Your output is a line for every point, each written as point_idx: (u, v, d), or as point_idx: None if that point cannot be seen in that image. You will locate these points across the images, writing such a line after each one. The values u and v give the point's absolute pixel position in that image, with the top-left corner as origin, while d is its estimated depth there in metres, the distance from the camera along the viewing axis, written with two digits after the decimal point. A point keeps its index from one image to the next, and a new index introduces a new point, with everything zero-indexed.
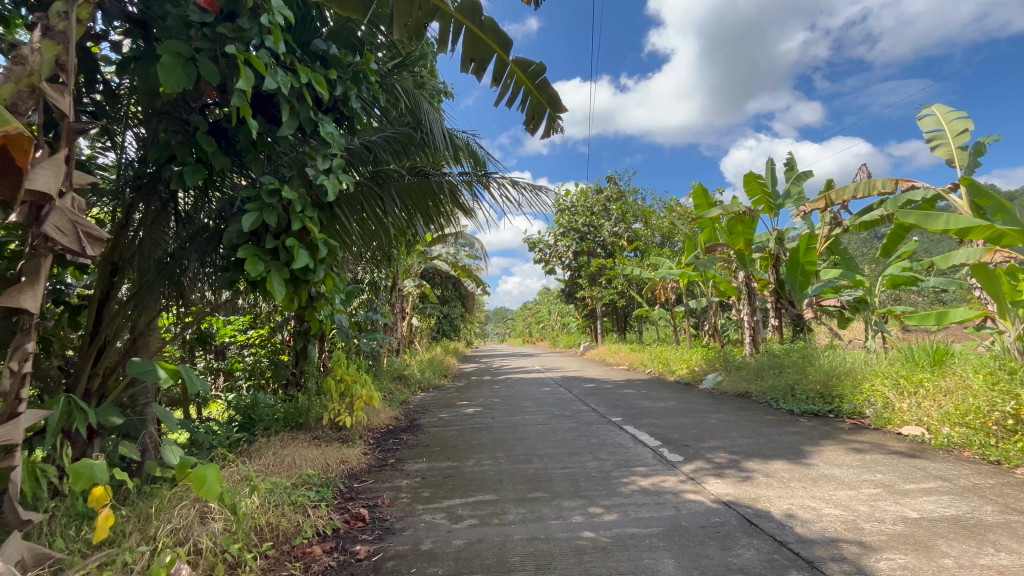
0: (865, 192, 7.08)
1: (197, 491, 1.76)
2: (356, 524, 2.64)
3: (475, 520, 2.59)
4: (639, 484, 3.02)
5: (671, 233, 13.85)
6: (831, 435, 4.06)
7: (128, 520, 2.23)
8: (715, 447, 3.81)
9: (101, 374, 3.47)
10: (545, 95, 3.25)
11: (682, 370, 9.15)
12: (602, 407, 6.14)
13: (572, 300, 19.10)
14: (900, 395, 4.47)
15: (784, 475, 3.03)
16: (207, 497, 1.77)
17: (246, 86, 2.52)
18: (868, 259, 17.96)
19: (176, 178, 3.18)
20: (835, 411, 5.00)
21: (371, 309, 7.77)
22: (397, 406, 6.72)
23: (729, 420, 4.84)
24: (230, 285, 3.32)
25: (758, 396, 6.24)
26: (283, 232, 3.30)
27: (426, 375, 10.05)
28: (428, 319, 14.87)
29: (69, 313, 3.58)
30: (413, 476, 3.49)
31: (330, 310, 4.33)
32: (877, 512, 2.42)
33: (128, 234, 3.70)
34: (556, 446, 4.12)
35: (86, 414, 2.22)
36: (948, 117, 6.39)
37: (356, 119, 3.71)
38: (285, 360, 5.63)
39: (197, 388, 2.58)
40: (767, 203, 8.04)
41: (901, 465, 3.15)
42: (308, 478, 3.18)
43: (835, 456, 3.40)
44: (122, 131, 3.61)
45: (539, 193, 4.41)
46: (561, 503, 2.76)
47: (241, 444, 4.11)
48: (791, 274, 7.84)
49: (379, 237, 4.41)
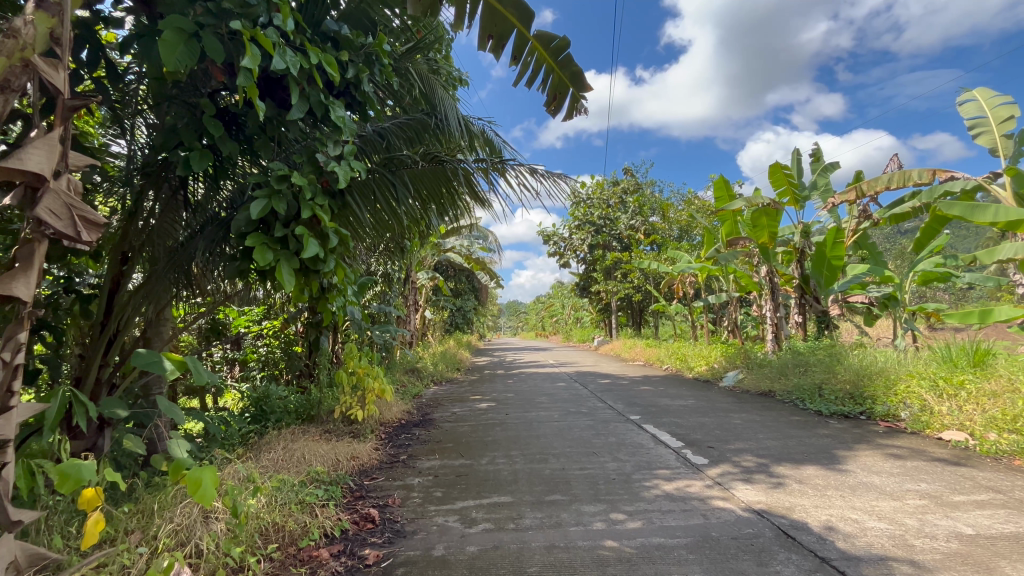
0: (900, 183, 6.75)
1: (192, 495, 1.64)
2: (365, 526, 2.52)
3: (489, 524, 2.45)
4: (662, 489, 2.86)
5: (690, 226, 13.57)
6: (865, 439, 3.83)
7: (131, 517, 2.16)
8: (742, 450, 3.62)
9: (112, 364, 3.43)
10: (568, 73, 3.06)
11: (701, 367, 8.92)
12: (619, 403, 5.98)
13: (586, 294, 18.86)
14: (939, 398, 4.22)
15: (819, 483, 2.84)
16: (202, 503, 1.65)
17: (252, 64, 2.38)
18: (896, 254, 17.31)
19: (182, 163, 3.06)
20: (867, 413, 4.76)
21: (385, 301, 7.71)
22: (409, 399, 6.64)
23: (753, 421, 4.64)
24: (239, 274, 3.22)
25: (783, 396, 6.00)
26: (293, 220, 3.16)
27: (438, 369, 9.97)
28: (441, 312, 14.81)
29: (80, 303, 3.55)
30: (426, 474, 3.36)
31: (342, 302, 4.22)
32: (927, 526, 2.23)
33: (138, 223, 3.66)
34: (572, 445, 3.97)
35: (89, 406, 2.09)
36: (991, 103, 6.01)
37: (368, 104, 3.56)
38: (299, 352, 5.56)
39: (204, 380, 2.47)
40: (793, 196, 7.73)
41: (947, 474, 2.93)
42: (317, 475, 3.07)
43: (873, 462, 3.19)
44: (132, 117, 3.55)
45: (560, 180, 4.21)
46: (580, 507, 2.61)
47: (252, 438, 4.02)
48: (816, 269, 7.52)
49: (393, 228, 4.28)
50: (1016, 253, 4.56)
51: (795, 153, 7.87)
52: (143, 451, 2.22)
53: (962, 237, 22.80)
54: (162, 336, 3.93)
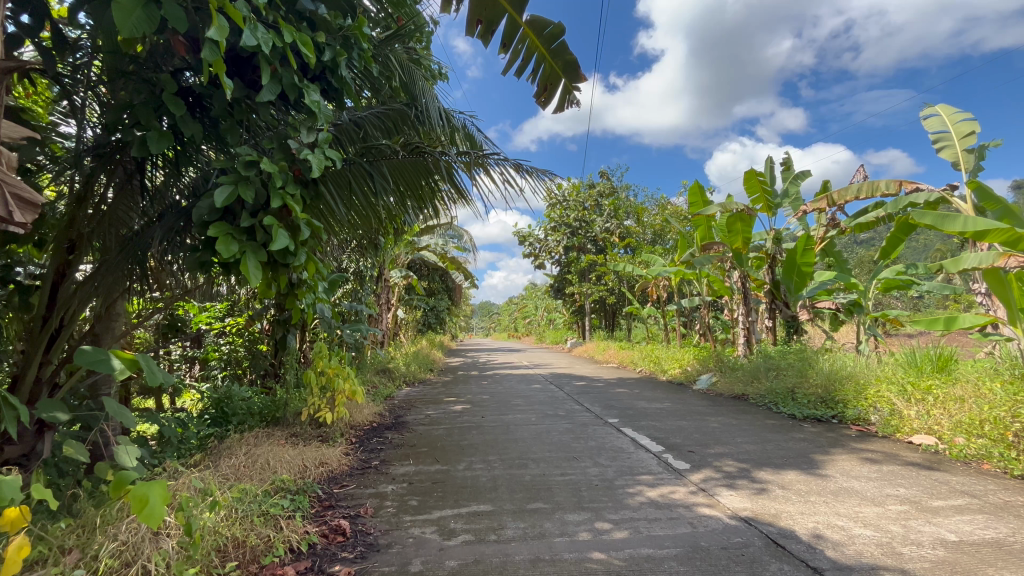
0: (868, 193, 6.95)
1: (136, 516, 1.43)
2: (335, 539, 2.34)
3: (469, 535, 2.32)
4: (647, 495, 2.78)
5: (664, 231, 13.71)
6: (840, 443, 3.88)
7: (70, 534, 1.97)
8: (722, 454, 3.59)
9: (54, 362, 3.15)
10: (560, 62, 3.01)
11: (674, 370, 8.97)
12: (596, 406, 5.92)
13: (560, 296, 18.86)
14: (907, 402, 4.32)
15: (802, 488, 2.83)
16: (148, 523, 1.44)
17: (220, 37, 2.15)
18: (858, 263, 18.03)
19: (137, 142, 2.80)
20: (838, 417, 4.85)
21: (356, 299, 7.44)
22: (381, 401, 6.42)
23: (729, 424, 4.67)
24: (200, 267, 2.98)
25: (756, 398, 6.07)
26: (261, 210, 2.94)
27: (411, 369, 9.70)
28: (414, 311, 14.49)
29: (19, 294, 3.29)
30: (400, 481, 3.19)
31: (313, 298, 4.00)
32: (912, 533, 2.22)
33: (88, 210, 3.39)
34: (552, 449, 3.87)
35: (21, 410, 1.86)
36: (953, 119, 6.27)
37: (346, 90, 3.38)
38: (263, 351, 5.27)
39: (159, 380, 2.26)
40: (766, 203, 7.88)
41: (922, 478, 2.97)
42: (282, 484, 2.86)
43: (850, 467, 3.21)
44: (84, 94, 3.26)
45: (545, 177, 4.11)
46: (564, 516, 2.51)
47: (211, 443, 3.75)
48: (787, 275, 7.66)
49: (369, 222, 4.08)
50: (981, 263, 4.68)
51: (769, 161, 8.02)
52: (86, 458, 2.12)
53: (915, 249, 24.03)
54: (112, 333, 3.65)
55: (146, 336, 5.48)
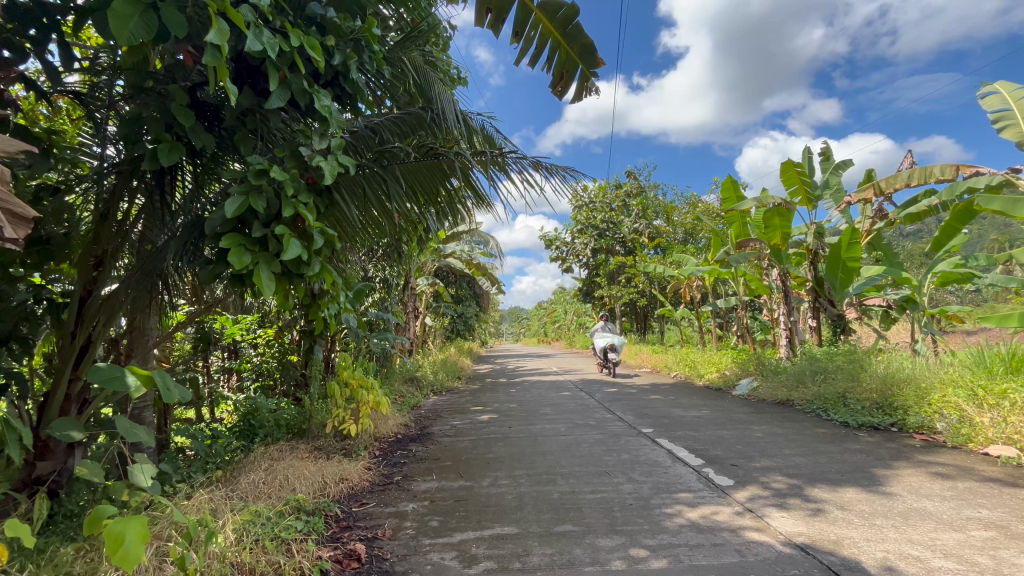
0: (920, 179, 6.43)
1: (111, 556, 1.34)
2: (350, 565, 2.20)
3: (491, 563, 2.14)
4: (687, 517, 2.53)
5: (694, 230, 13.21)
6: (904, 455, 3.50)
7: (76, 560, 1.90)
8: (769, 468, 3.28)
9: (84, 377, 3.13)
10: (576, 47, 2.83)
11: (711, 374, 8.54)
12: (629, 415, 5.63)
13: (590, 299, 18.49)
14: (979, 408, 3.89)
15: (864, 509, 2.52)
16: (123, 565, 1.35)
17: (219, 41, 2.04)
18: (908, 256, 16.91)
19: (149, 156, 2.75)
20: (898, 425, 4.44)
21: (383, 308, 7.41)
22: (407, 411, 6.31)
23: (776, 434, 4.32)
24: (216, 279, 2.90)
25: (804, 405, 5.65)
26: (274, 219, 2.86)
27: (438, 379, 9.59)
28: (443, 319, 14.43)
29: (51, 312, 3.30)
30: (421, 499, 3.03)
31: (336, 309, 3.89)
32: (1005, 567, 1.90)
33: (113, 226, 3.39)
34: (583, 463, 3.64)
35: (22, 433, 1.77)
36: (1015, 95, 5.73)
37: (359, 93, 3.27)
38: (294, 361, 5.25)
39: (174, 398, 2.15)
40: (806, 195, 7.42)
41: (1007, 497, 2.60)
42: (298, 504, 2.74)
43: (919, 484, 2.86)
44: (105, 113, 3.27)
45: (567, 176, 3.90)
46: (595, 541, 2.29)
47: (236, 457, 3.70)
48: (831, 272, 7.14)
49: (386, 228, 3.98)
50: None
51: (808, 150, 7.56)
52: (100, 478, 2.01)
53: (969, 241, 22.47)
54: (144, 347, 3.67)
55: (179, 349, 5.56)
